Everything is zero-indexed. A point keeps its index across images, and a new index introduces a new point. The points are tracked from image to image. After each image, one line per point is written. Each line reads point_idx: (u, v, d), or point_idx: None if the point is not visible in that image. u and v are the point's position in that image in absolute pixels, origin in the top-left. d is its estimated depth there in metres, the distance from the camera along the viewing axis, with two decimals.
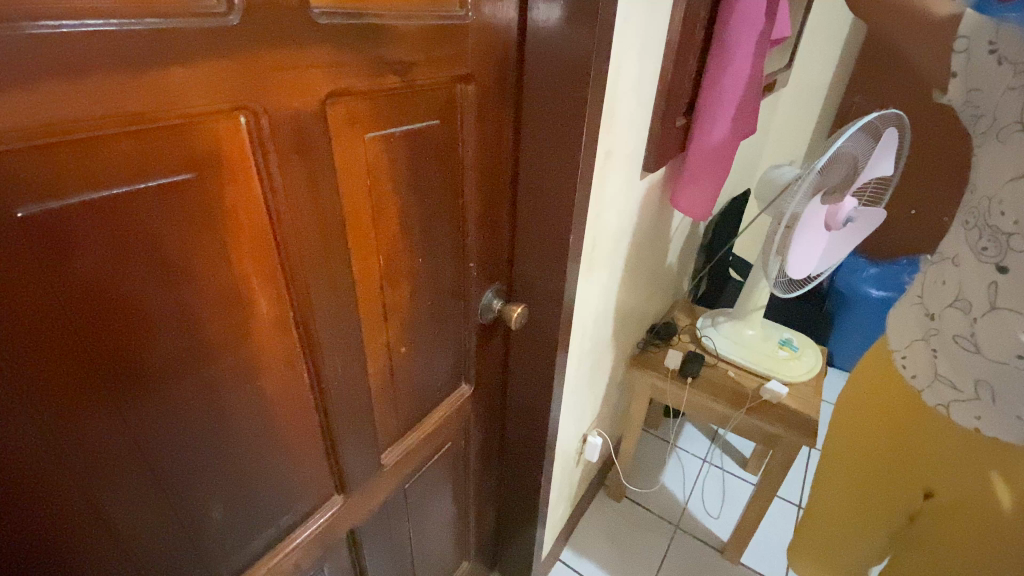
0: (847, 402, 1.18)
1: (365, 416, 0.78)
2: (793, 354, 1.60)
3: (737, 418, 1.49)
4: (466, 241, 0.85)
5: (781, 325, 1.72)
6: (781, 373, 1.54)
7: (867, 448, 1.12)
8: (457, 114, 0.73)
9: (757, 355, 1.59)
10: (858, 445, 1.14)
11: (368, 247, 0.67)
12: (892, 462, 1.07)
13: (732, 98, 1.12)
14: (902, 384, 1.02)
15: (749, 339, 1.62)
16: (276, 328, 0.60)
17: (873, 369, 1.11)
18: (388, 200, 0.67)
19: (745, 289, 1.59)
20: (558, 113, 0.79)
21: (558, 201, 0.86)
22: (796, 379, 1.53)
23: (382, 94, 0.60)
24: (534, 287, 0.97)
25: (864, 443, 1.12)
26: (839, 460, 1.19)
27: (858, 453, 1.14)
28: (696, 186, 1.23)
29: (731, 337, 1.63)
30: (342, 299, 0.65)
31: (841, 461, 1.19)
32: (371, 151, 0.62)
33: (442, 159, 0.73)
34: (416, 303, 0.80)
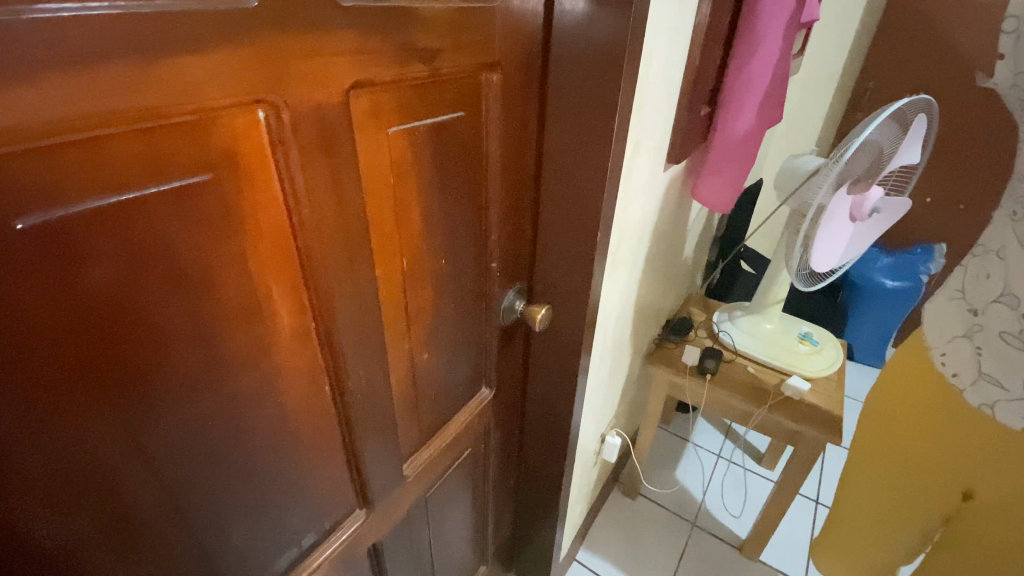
0: (882, 399, 1.14)
1: (388, 428, 0.74)
2: (813, 349, 1.56)
3: (757, 415, 1.45)
4: (489, 241, 0.81)
5: (800, 319, 1.67)
6: (801, 367, 1.50)
7: (902, 447, 1.08)
8: (481, 105, 0.68)
9: (777, 350, 1.55)
10: (892, 444, 1.11)
11: (392, 249, 0.62)
12: (928, 462, 1.04)
13: (760, 86, 1.07)
14: (942, 382, 0.99)
15: (767, 333, 1.59)
16: (298, 340, 0.55)
17: (908, 366, 1.08)
18: (412, 199, 0.62)
19: (763, 282, 1.55)
20: (588, 104, 0.74)
21: (587, 196, 0.81)
22: (817, 375, 1.50)
23: (408, 85, 0.55)
24: (558, 287, 0.93)
25: (899, 441, 1.09)
26: (871, 458, 1.16)
27: (893, 451, 1.11)
28: (720, 179, 1.19)
29: (748, 332, 1.59)
30: (366, 307, 0.61)
31: (874, 458, 1.16)
32: (395, 148, 0.57)
33: (466, 154, 0.69)
34: (439, 307, 0.75)
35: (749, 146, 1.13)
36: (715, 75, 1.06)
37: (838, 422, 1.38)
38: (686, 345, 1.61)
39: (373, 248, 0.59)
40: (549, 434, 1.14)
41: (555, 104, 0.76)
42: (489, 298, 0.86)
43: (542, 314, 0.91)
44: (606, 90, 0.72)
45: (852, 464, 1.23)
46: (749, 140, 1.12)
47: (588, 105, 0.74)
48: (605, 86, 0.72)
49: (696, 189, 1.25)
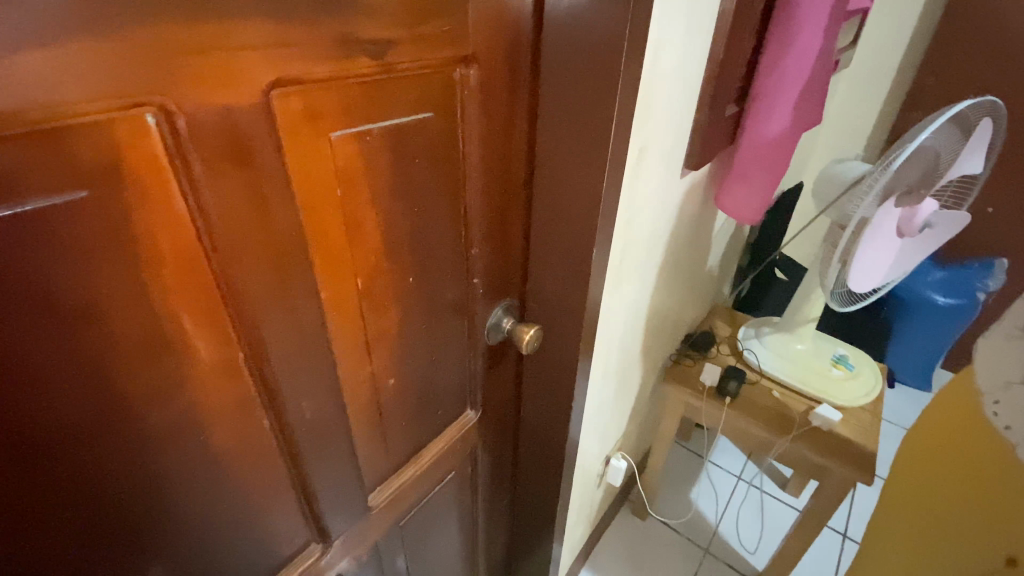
0: (938, 434, 1.00)
1: (345, 458, 0.67)
2: (847, 373, 1.43)
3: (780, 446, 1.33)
4: (470, 254, 0.72)
5: (836, 338, 1.54)
6: (833, 395, 1.38)
7: (943, 499, 0.96)
8: (457, 104, 0.59)
9: (806, 373, 1.43)
10: (932, 494, 0.98)
11: (345, 269, 0.55)
12: (970, 518, 0.90)
13: (795, 83, 0.94)
14: (987, 434, 0.88)
15: (798, 354, 1.47)
16: (222, 372, 0.49)
17: (955, 410, 0.97)
18: (368, 213, 0.55)
19: (795, 299, 1.42)
20: (583, 103, 0.65)
21: (581, 208, 0.72)
22: (850, 404, 1.37)
23: (354, 83, 0.47)
24: (551, 304, 0.84)
25: (941, 492, 0.96)
26: (915, 497, 1.03)
27: (933, 502, 0.98)
28: (746, 187, 1.06)
29: (777, 353, 1.47)
30: (307, 333, 0.54)
31: (915, 497, 1.03)
32: (342, 155, 0.50)
33: (438, 160, 0.60)
34: (408, 329, 0.68)
35: (780, 151, 1.01)
36: (743, 71, 0.94)
37: (871, 459, 1.25)
38: (706, 362, 1.49)
39: (315, 269, 0.52)
40: (543, 456, 1.07)
41: (547, 103, 0.67)
42: (472, 316, 0.79)
43: (533, 335, 0.83)
44: (602, 88, 0.62)
45: (887, 513, 1.11)
46: (781, 144, 1.00)
47: (583, 105, 0.65)
48: (602, 84, 0.62)
49: (719, 196, 1.13)
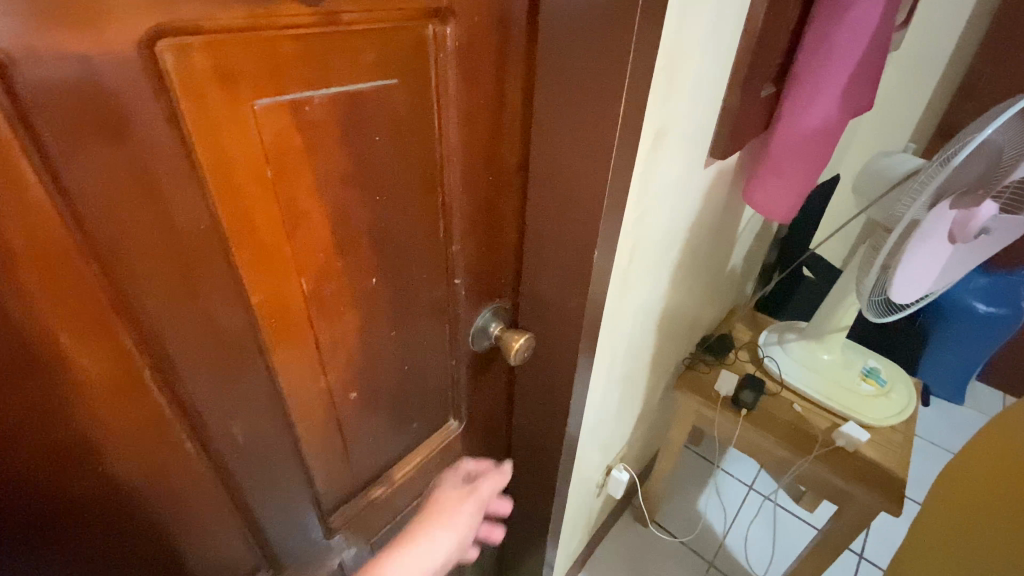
0: (996, 463, 0.87)
1: (295, 480, 0.59)
2: (879, 390, 1.32)
3: (799, 467, 1.22)
4: (449, 251, 0.62)
5: (867, 349, 1.42)
6: (861, 413, 1.27)
7: (992, 537, 0.84)
8: (431, 72, 0.48)
9: (832, 387, 1.32)
10: (978, 533, 0.87)
11: (283, 270, 0.46)
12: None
13: (847, 61, 0.81)
14: None
15: (823, 365, 1.35)
16: (121, 392, 0.40)
17: (995, 443, 0.89)
18: (312, 202, 0.45)
19: (827, 305, 1.30)
20: (586, 77, 0.52)
21: (582, 204, 0.60)
22: (879, 423, 1.26)
23: (279, 35, 0.37)
24: (545, 311, 0.73)
25: (988, 528, 0.85)
26: (953, 535, 0.92)
27: (978, 542, 0.86)
28: (782, 180, 0.92)
29: (802, 363, 1.36)
30: (231, 343, 0.45)
31: (959, 526, 0.91)
32: (270, 128, 0.39)
33: (403, 138, 0.50)
34: (370, 337, 0.58)
35: (825, 141, 0.87)
36: (783, 47, 0.81)
37: (899, 486, 1.14)
38: (723, 369, 1.38)
39: (241, 269, 0.42)
40: (535, 469, 0.97)
41: (542, 76, 0.55)
42: (451, 320, 0.69)
43: (521, 341, 0.71)
44: (610, 57, 0.50)
45: (915, 559, 0.99)
46: (826, 133, 0.86)
47: (585, 78, 0.53)
48: (609, 52, 0.50)
49: (749, 191, 0.99)
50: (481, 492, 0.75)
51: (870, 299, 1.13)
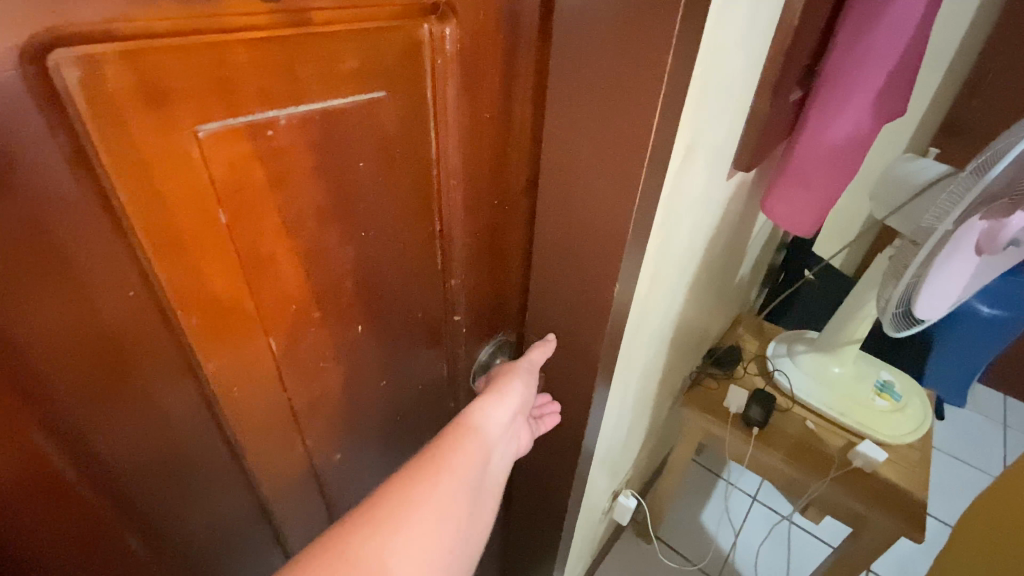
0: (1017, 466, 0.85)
1: (266, 557, 0.50)
2: (894, 405, 1.26)
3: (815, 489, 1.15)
4: (447, 285, 0.53)
5: (880, 361, 1.35)
6: (877, 430, 1.20)
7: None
8: (426, 81, 0.40)
9: (844, 402, 1.25)
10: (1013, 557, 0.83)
11: (245, 331, 0.37)
12: None
13: (883, 62, 0.72)
14: None
15: (835, 379, 1.28)
16: (37, 499, 0.30)
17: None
18: (280, 246, 0.36)
19: (839, 317, 1.23)
20: (610, 86, 0.43)
21: (602, 235, 0.51)
22: (896, 441, 1.20)
23: (226, 39, 0.28)
24: (555, 349, 0.64)
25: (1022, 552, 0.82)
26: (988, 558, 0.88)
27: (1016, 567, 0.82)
28: (807, 191, 0.84)
29: (813, 376, 1.29)
30: (180, 418, 0.36)
31: (1002, 533, 0.87)
32: (222, 159, 0.30)
33: (393, 162, 0.41)
34: (353, 391, 0.49)
35: (858, 150, 0.78)
36: (814, 46, 0.73)
37: (921, 512, 1.08)
38: (732, 384, 1.31)
39: (191, 336, 0.34)
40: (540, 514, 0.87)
41: (556, 85, 0.46)
42: (449, 359, 0.60)
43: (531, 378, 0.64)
44: (642, 62, 0.41)
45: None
46: (859, 140, 0.78)
47: (609, 88, 0.43)
48: (641, 57, 0.41)
49: (767, 202, 0.91)
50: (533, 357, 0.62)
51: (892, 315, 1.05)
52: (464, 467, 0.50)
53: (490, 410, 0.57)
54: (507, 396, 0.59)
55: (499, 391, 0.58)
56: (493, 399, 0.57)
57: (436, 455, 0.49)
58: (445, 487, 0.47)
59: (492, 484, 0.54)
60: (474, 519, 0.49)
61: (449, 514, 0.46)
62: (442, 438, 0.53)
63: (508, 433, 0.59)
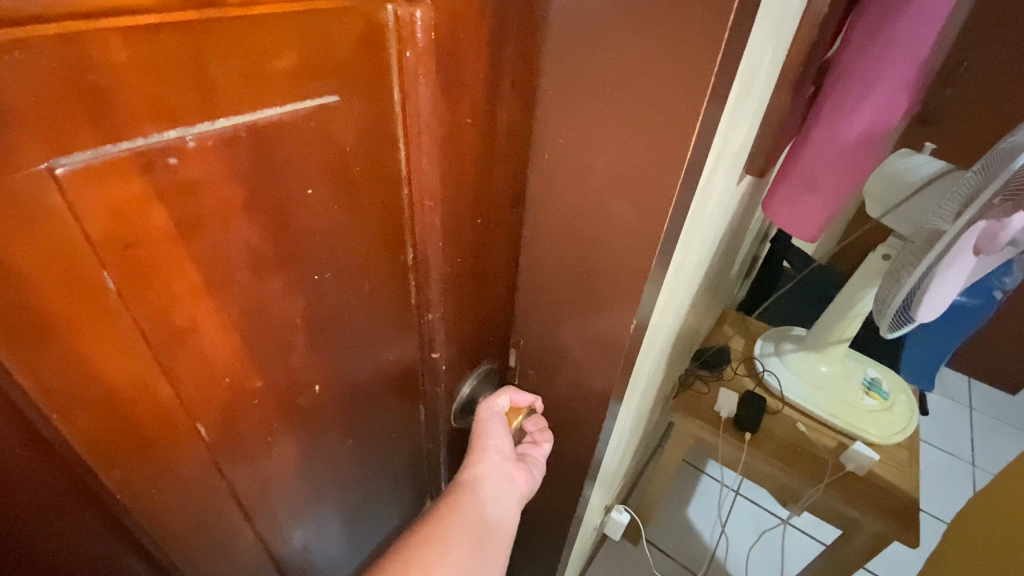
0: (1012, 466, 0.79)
1: None
2: (882, 403, 1.20)
3: (809, 496, 1.10)
4: (423, 320, 0.43)
5: (866, 358, 1.30)
6: (868, 430, 1.13)
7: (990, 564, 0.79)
8: (392, 83, 0.30)
9: (834, 402, 1.18)
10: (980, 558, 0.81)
11: (158, 421, 0.28)
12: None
13: (912, 55, 0.65)
14: None
15: (825, 378, 1.22)
16: None
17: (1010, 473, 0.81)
18: (200, 309, 0.27)
19: (828, 318, 1.15)
20: (636, 92, 0.35)
21: (617, 265, 0.43)
22: (890, 441, 1.12)
23: (88, 29, 0.18)
24: (556, 386, 0.55)
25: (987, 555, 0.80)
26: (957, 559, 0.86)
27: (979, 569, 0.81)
28: (812, 192, 0.78)
29: (802, 376, 1.22)
30: (66, 537, 0.27)
31: (976, 531, 0.84)
32: (99, 204, 0.21)
33: (353, 186, 0.31)
34: (311, 461, 0.40)
35: (867, 152, 0.73)
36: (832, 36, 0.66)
37: (913, 511, 1.03)
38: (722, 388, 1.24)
39: (80, 445, 0.25)
40: (526, 551, 0.79)
41: (565, 89, 0.37)
42: (427, 400, 0.50)
43: (521, 416, 0.54)
44: (679, 66, 0.32)
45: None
46: (874, 141, 0.71)
47: (633, 95, 0.35)
48: (678, 59, 0.32)
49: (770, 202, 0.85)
50: (497, 408, 0.53)
51: (891, 318, 0.93)
52: (458, 526, 0.45)
53: (477, 460, 0.51)
54: (497, 443, 0.51)
55: (481, 437, 0.52)
56: (479, 447, 0.51)
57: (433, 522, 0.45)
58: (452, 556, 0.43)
59: (506, 532, 0.49)
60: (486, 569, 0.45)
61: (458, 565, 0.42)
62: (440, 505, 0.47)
63: (512, 482, 0.52)
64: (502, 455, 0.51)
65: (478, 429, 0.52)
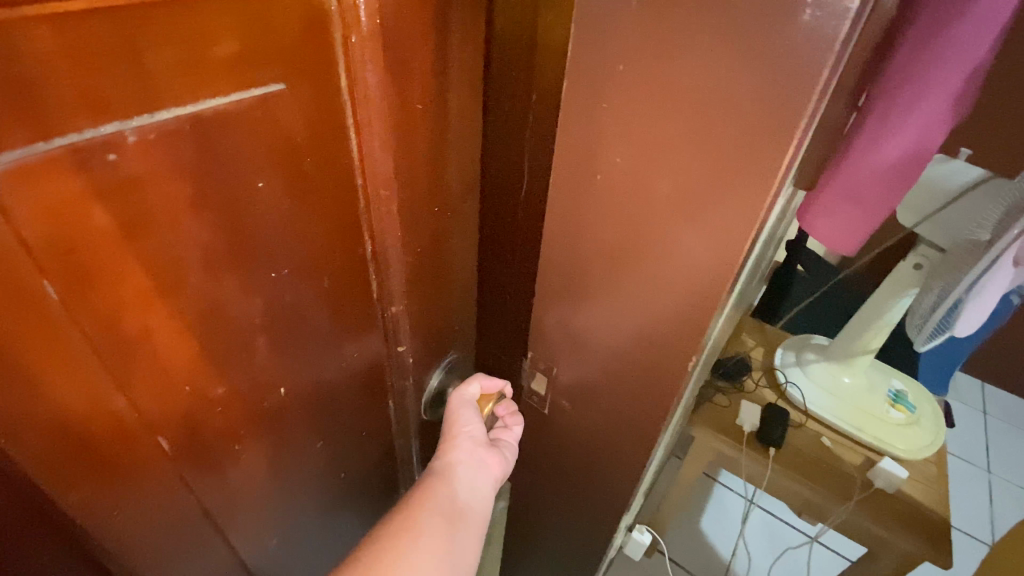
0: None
1: None
2: (913, 419, 0.94)
3: (835, 518, 0.88)
4: (385, 313, 0.41)
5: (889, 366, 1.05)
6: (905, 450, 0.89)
7: None
8: (338, 71, 0.28)
9: (862, 416, 0.93)
10: None
11: (116, 435, 0.27)
12: None
13: (994, 22, 0.49)
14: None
15: (850, 391, 0.96)
16: None
17: None
18: (153, 315, 0.26)
19: (866, 319, 0.88)
20: (706, 111, 0.31)
21: (663, 300, 0.40)
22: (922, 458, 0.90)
23: (13, 19, 0.17)
24: (593, 418, 0.53)
25: None
26: None
27: None
28: (857, 198, 0.60)
29: (827, 388, 0.96)
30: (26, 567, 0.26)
31: None
32: (33, 207, 0.20)
33: (306, 179, 0.30)
34: (280, 467, 0.39)
35: (933, 147, 0.55)
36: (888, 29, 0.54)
37: None
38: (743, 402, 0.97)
39: (33, 466, 0.24)
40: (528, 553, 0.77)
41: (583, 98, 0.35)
42: (395, 396, 0.48)
43: (492, 402, 0.53)
44: (769, 92, 0.29)
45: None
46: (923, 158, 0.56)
47: (704, 114, 0.31)
48: (768, 82, 0.28)
49: (805, 210, 0.67)
50: (466, 394, 0.51)
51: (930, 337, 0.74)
52: (431, 513, 0.43)
53: (450, 449, 0.49)
54: (466, 429, 0.50)
55: (451, 423, 0.50)
56: (451, 436, 0.50)
57: (405, 510, 0.44)
58: (427, 543, 0.41)
59: (479, 516, 0.47)
60: (461, 558, 0.43)
61: (433, 555, 0.41)
62: (411, 495, 0.46)
63: (486, 471, 0.51)
64: (475, 442, 0.50)
65: (449, 417, 0.51)
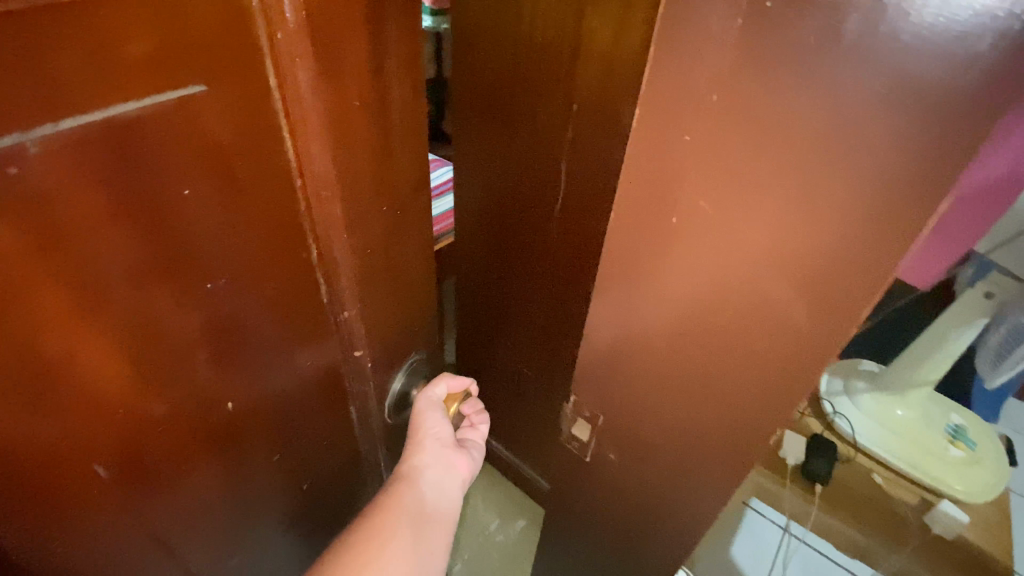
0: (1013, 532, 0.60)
1: None
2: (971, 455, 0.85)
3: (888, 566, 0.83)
4: (339, 319, 0.39)
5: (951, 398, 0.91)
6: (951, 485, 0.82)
7: None
8: (262, 69, 0.27)
9: (914, 453, 0.84)
10: None
11: (44, 461, 0.26)
12: None
13: None
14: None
15: (903, 427, 0.86)
16: None
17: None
18: (78, 337, 0.25)
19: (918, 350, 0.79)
20: (820, 149, 0.27)
21: (740, 366, 0.37)
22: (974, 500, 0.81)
23: None
24: (642, 471, 0.51)
25: None
26: None
27: None
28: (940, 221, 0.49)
29: (881, 421, 0.87)
30: None
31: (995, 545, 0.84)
32: None
33: (239, 185, 0.28)
34: (236, 485, 0.38)
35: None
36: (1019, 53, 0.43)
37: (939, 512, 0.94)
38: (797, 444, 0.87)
39: None
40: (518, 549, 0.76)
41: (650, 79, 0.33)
42: (357, 402, 0.45)
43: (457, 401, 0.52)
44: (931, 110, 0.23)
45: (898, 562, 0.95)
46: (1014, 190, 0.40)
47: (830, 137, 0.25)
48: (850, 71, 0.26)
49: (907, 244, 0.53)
50: (433, 396, 0.50)
51: None
52: (399, 522, 0.44)
53: (416, 452, 0.48)
54: (433, 431, 0.49)
55: (416, 425, 0.49)
56: (416, 439, 0.48)
57: (370, 520, 0.43)
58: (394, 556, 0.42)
59: (444, 518, 0.48)
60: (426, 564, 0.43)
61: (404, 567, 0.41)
62: (376, 502, 0.45)
63: (453, 470, 0.51)
64: (441, 442, 0.50)
65: (415, 421, 0.49)
